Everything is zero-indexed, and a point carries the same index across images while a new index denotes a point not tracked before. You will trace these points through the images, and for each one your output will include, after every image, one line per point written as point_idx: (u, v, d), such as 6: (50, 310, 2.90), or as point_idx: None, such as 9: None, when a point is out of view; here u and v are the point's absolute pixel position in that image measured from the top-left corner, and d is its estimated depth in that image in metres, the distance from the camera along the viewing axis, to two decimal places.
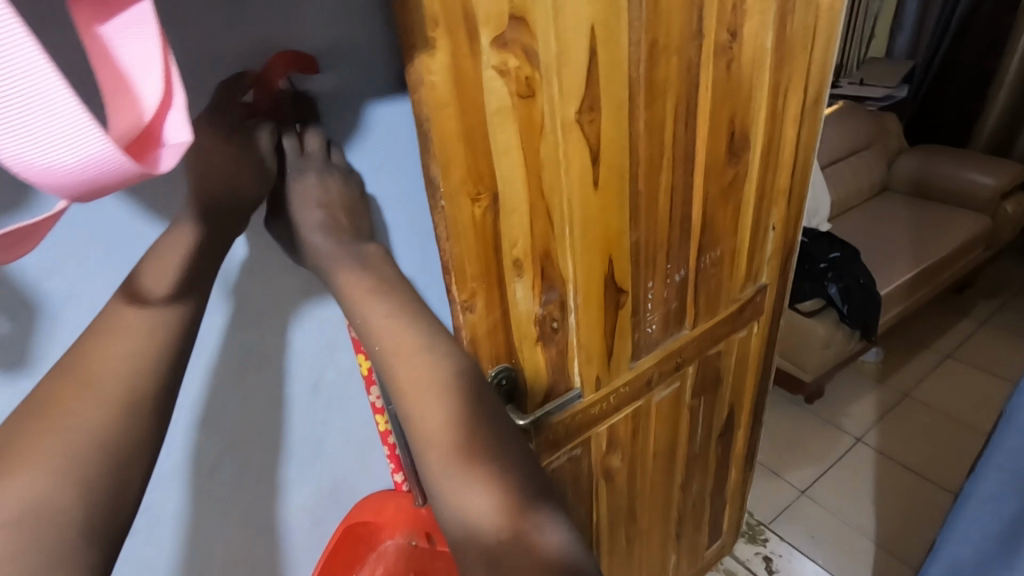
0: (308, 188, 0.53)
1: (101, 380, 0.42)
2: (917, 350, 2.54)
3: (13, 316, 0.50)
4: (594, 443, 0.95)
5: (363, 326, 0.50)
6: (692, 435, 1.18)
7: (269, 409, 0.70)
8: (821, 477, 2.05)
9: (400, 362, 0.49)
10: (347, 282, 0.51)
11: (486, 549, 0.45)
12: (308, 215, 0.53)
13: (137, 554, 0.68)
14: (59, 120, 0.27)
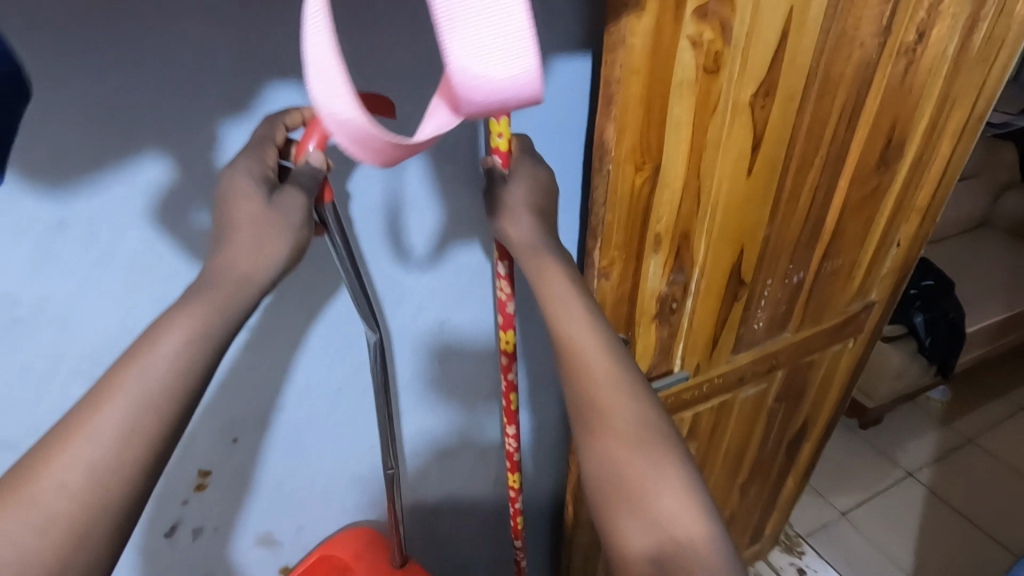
0: (515, 195, 0.51)
1: (51, 492, 0.31)
2: (987, 395, 2.43)
3: (205, 193, 0.51)
4: (677, 429, 0.96)
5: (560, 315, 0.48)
6: (764, 438, 1.17)
7: (391, 349, 0.72)
8: (865, 504, 2.01)
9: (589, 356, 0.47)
10: (545, 275, 0.50)
11: (656, 552, 0.42)
12: (517, 221, 0.51)
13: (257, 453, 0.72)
14: (502, 35, 0.29)
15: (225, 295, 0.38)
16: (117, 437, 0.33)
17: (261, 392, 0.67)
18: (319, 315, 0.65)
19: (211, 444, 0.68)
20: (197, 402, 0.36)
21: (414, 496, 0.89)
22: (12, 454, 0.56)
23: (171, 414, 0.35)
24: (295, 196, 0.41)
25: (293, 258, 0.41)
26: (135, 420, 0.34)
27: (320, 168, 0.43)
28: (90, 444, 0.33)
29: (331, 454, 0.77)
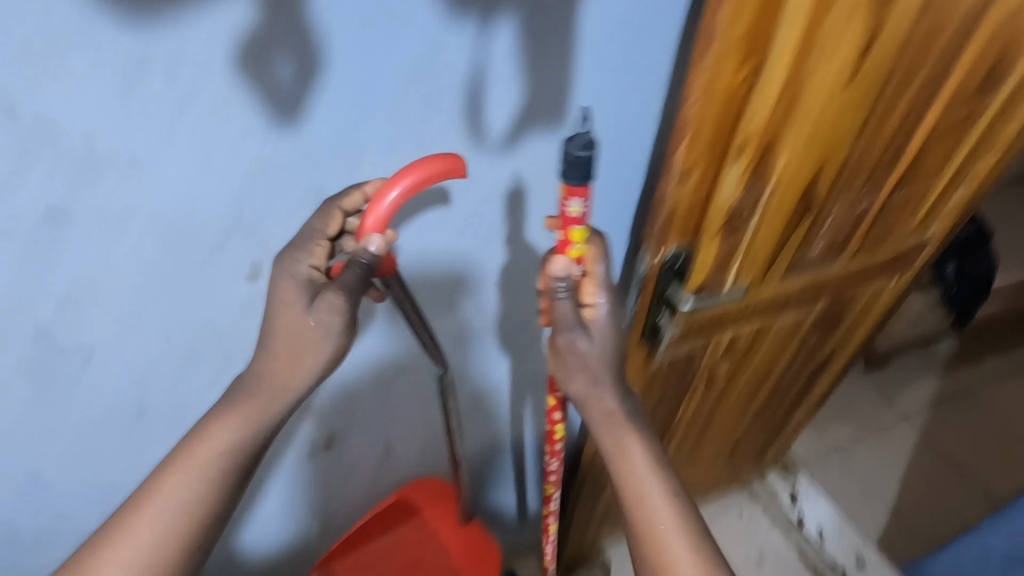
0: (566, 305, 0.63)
1: (124, 547, 0.53)
2: (995, 350, 2.45)
3: (296, 43, 0.49)
4: (714, 346, 0.96)
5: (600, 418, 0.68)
6: (790, 367, 1.18)
7: (452, 236, 0.70)
8: (856, 441, 2.08)
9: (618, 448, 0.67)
10: (597, 383, 0.67)
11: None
12: (568, 329, 0.64)
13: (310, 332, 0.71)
14: None
15: (261, 403, 0.57)
16: (177, 502, 0.54)
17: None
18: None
19: None
20: (242, 467, 0.57)
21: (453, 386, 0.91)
22: (86, 302, 0.56)
23: (219, 476, 0.56)
24: (331, 297, 0.53)
25: (332, 353, 0.56)
26: (190, 490, 0.55)
27: (378, 251, 0.53)
28: (162, 501, 0.54)
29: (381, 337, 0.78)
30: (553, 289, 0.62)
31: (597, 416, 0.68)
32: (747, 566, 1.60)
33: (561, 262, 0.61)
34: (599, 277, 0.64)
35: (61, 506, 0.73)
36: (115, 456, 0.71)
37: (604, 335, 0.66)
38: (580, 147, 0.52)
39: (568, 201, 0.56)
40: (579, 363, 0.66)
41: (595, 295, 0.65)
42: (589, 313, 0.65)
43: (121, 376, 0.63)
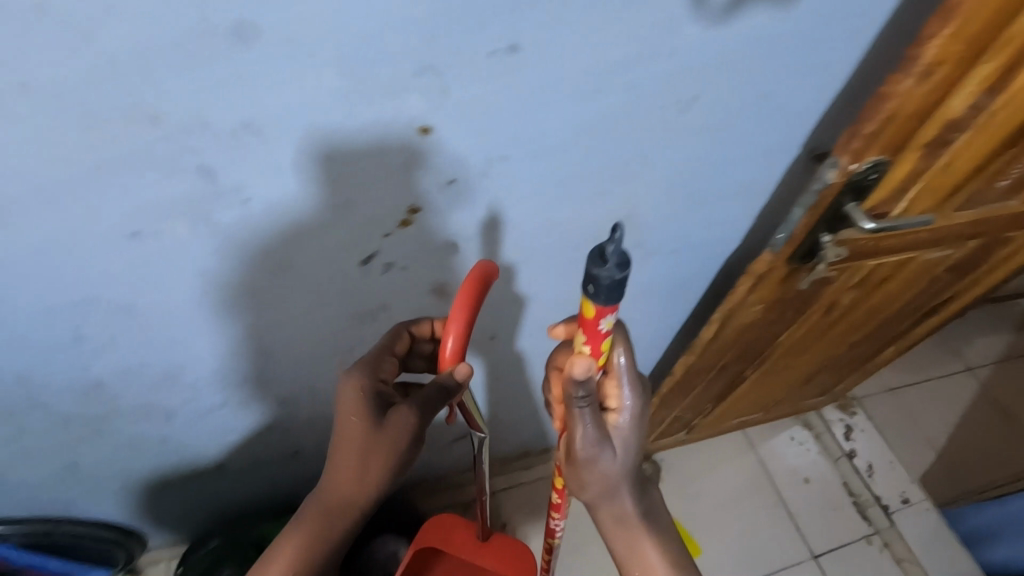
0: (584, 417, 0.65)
1: None
2: None
3: None
4: (849, 274, 0.88)
5: (609, 493, 0.72)
6: (906, 305, 1.11)
7: (627, 118, 0.61)
8: (913, 385, 1.98)
9: (620, 517, 0.74)
10: (602, 467, 0.70)
11: None
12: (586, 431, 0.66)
13: (454, 209, 0.66)
14: None
15: (352, 448, 0.65)
16: None
17: (490, 137, 0.58)
18: (581, 57, 0.54)
19: (429, 183, 0.61)
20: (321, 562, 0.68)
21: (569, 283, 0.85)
22: (251, 145, 0.52)
23: None
24: (399, 419, 0.64)
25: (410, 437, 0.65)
26: None
27: (461, 375, 0.61)
28: None
29: (520, 224, 0.71)
30: (574, 397, 0.62)
31: (608, 521, 0.75)
32: (792, 487, 1.62)
33: (583, 364, 0.59)
34: (624, 380, 0.69)
35: (193, 353, 0.74)
36: (247, 310, 0.70)
37: (627, 437, 0.71)
38: (617, 267, 0.47)
39: (598, 321, 0.54)
40: (597, 474, 0.70)
41: (619, 398, 0.70)
42: (613, 416, 0.70)
43: (272, 228, 0.60)
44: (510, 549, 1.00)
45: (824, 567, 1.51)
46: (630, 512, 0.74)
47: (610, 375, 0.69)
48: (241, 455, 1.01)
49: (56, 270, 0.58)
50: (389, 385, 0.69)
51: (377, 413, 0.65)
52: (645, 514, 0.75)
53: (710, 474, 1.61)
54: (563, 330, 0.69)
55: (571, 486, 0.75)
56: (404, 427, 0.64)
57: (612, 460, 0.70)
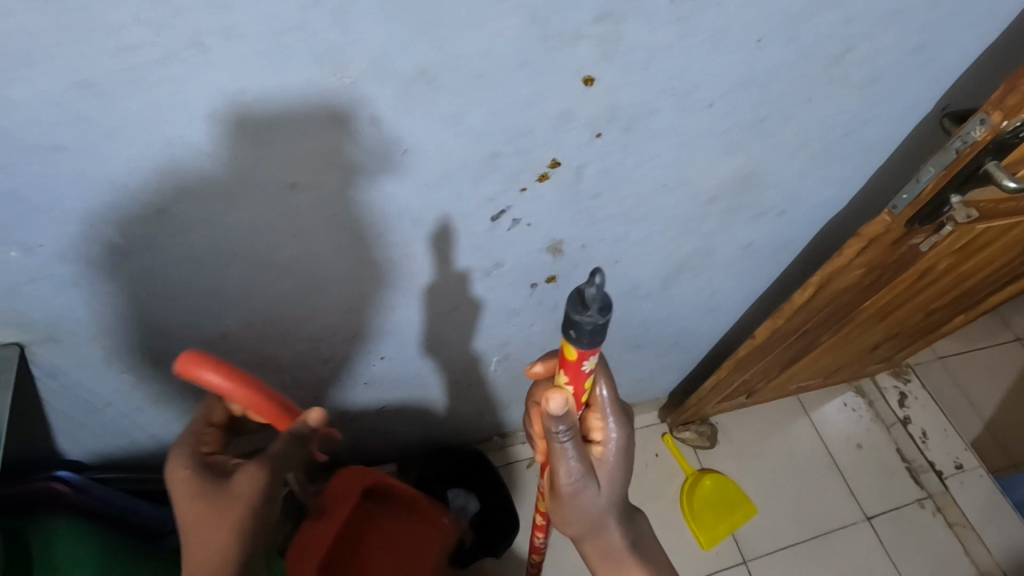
0: (567, 449, 0.62)
1: None
2: None
3: None
4: (958, 237, 0.85)
5: (595, 523, 0.70)
6: (995, 272, 1.09)
7: (782, 70, 0.60)
8: (965, 354, 1.90)
9: (605, 547, 0.71)
10: (583, 498, 0.67)
11: None
12: (570, 465, 0.63)
13: (588, 165, 0.65)
14: None
15: (203, 525, 0.61)
16: None
17: (644, 88, 0.57)
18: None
19: (578, 137, 0.61)
20: None
21: (675, 243, 0.84)
22: (425, 93, 0.52)
23: None
24: (239, 485, 0.63)
25: (258, 500, 0.63)
26: None
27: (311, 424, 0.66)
28: None
29: (648, 180, 0.70)
30: (555, 433, 0.60)
31: (594, 556, 0.73)
32: (846, 452, 1.63)
33: (559, 400, 0.58)
34: (608, 412, 0.68)
35: (312, 307, 0.77)
36: (373, 262, 0.72)
37: (613, 472, 0.69)
38: (599, 312, 0.48)
39: (582, 362, 0.54)
40: (581, 509, 0.68)
41: (603, 432, 0.69)
42: (598, 448, 0.69)
43: (421, 179, 0.61)
44: (344, 482, 1.03)
45: (877, 528, 1.53)
46: (618, 545, 0.71)
47: (592, 409, 0.68)
48: (331, 405, 1.05)
49: (216, 220, 0.59)
50: (221, 458, 0.68)
51: (216, 482, 0.64)
52: (634, 544, 0.72)
53: (765, 438, 1.63)
54: (540, 367, 0.69)
55: (555, 521, 0.72)
56: (250, 484, 0.63)
57: (597, 495, 0.67)
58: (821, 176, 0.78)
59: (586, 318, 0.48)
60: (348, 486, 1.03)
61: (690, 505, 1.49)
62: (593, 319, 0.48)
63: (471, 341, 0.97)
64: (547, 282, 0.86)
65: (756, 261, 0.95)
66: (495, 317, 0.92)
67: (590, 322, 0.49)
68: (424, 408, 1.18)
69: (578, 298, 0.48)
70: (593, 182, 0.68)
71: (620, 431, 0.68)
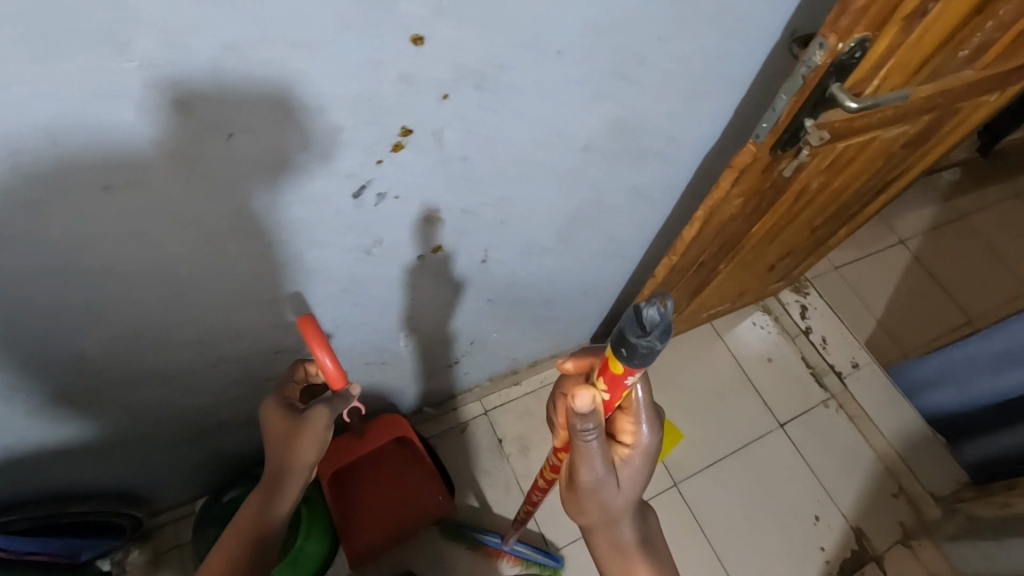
0: (590, 448, 0.62)
1: None
2: (1006, 169, 2.37)
3: None
4: (822, 158, 0.89)
5: (605, 514, 0.70)
6: (866, 181, 1.15)
7: (625, 12, 0.58)
8: (857, 261, 2.05)
9: (613, 539, 0.71)
10: (600, 493, 0.67)
11: None
12: (594, 465, 0.64)
13: (446, 127, 0.62)
14: None
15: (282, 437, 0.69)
16: None
17: (486, 41, 0.54)
18: None
19: (426, 100, 0.57)
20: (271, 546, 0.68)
21: (559, 197, 0.83)
22: (236, 67, 0.47)
23: None
24: (318, 410, 0.68)
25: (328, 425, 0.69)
26: None
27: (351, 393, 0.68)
28: None
29: (518, 136, 0.68)
30: (581, 431, 0.61)
31: (603, 546, 0.73)
32: (758, 367, 1.75)
33: (586, 396, 0.59)
34: (642, 417, 0.67)
35: (188, 312, 0.72)
36: (243, 257, 0.67)
37: (636, 474, 0.68)
38: (658, 337, 0.50)
39: (626, 376, 0.56)
40: (599, 503, 0.68)
41: (635, 433, 0.68)
42: (624, 450, 0.68)
43: (264, 161, 0.56)
44: (383, 425, 1.20)
45: (791, 434, 1.66)
46: (630, 540, 0.71)
47: (625, 412, 0.68)
48: (239, 408, 1.00)
49: (29, 237, 0.53)
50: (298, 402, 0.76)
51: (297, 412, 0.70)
52: (644, 542, 0.72)
53: (688, 367, 1.72)
54: (572, 364, 0.69)
55: (569, 508, 0.73)
56: (322, 418, 0.68)
57: (616, 493, 0.67)
58: (693, 115, 0.79)
59: (646, 343, 0.51)
60: (387, 427, 1.19)
61: None
62: (650, 344, 0.51)
63: (379, 320, 0.95)
64: (437, 251, 0.84)
65: (647, 204, 0.96)
66: (400, 294, 0.90)
67: (650, 345, 0.51)
68: None
69: (639, 319, 0.51)
70: (452, 145, 0.65)
71: (657, 443, 0.68)
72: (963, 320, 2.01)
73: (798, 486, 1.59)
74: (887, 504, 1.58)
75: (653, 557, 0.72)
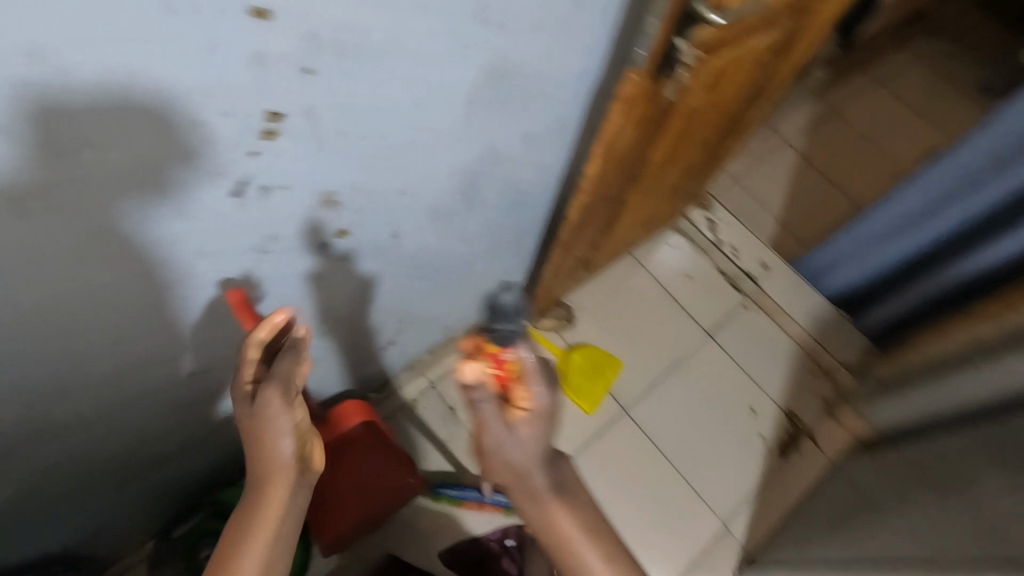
0: (483, 411, 0.74)
1: None
2: (867, 59, 2.55)
3: None
4: (699, 76, 0.92)
5: (511, 463, 0.75)
6: (744, 91, 1.20)
7: None
8: (751, 169, 2.17)
9: (521, 483, 0.75)
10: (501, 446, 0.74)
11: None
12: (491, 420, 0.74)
13: (316, 104, 0.58)
14: None
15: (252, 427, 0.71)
16: None
17: (337, 5, 0.50)
18: None
19: (282, 77, 0.53)
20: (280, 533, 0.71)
21: (455, 155, 0.81)
22: (51, 74, 0.41)
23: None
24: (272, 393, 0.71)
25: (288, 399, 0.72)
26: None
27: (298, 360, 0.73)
28: None
29: (396, 102, 0.65)
30: (473, 399, 0.75)
31: (518, 494, 0.77)
32: (680, 286, 1.85)
33: (470, 369, 0.74)
34: (530, 382, 0.74)
35: (77, 354, 0.65)
36: (124, 283, 0.61)
37: (533, 429, 0.75)
38: None
39: None
40: (503, 459, 0.75)
41: (530, 396, 0.74)
42: (521, 412, 0.74)
43: (109, 175, 0.50)
44: (350, 410, 1.20)
45: (719, 340, 1.78)
46: (541, 482, 0.75)
47: (517, 380, 0.75)
48: (167, 439, 0.94)
49: None
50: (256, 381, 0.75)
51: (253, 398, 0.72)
52: (556, 481, 0.76)
53: (616, 299, 1.79)
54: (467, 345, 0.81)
55: (486, 471, 0.80)
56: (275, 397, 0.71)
57: (517, 449, 0.75)
58: (570, 52, 0.79)
59: None
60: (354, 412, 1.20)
61: (567, 380, 1.63)
62: None
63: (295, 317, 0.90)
64: (341, 237, 0.80)
65: (544, 149, 0.96)
66: (312, 287, 0.86)
67: None
68: None
69: None
70: (329, 123, 0.61)
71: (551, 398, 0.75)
72: (849, 204, 2.18)
73: (732, 385, 1.71)
74: (809, 383, 1.75)
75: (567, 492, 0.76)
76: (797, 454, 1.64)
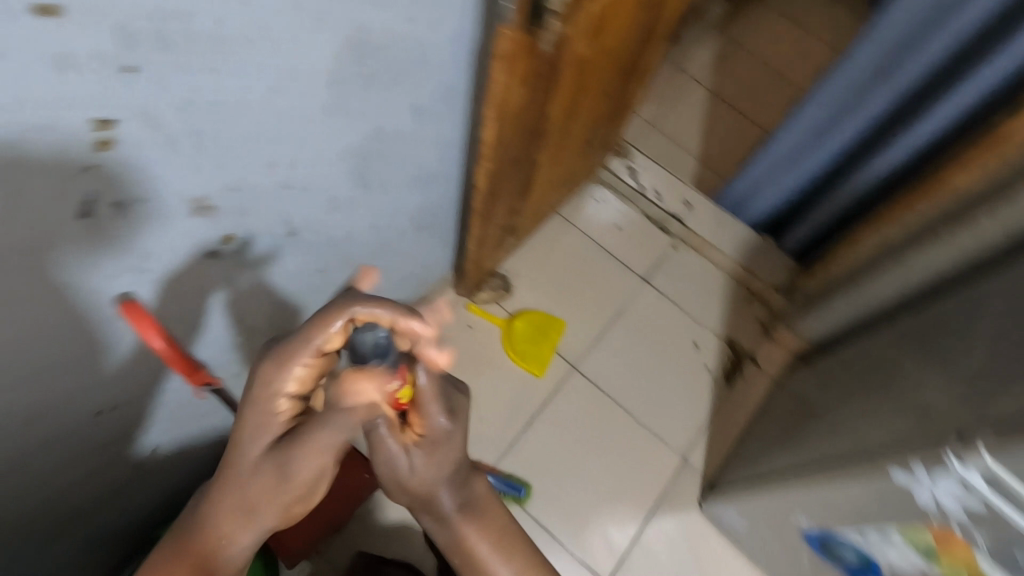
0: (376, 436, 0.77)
1: None
2: None
3: None
4: (577, 22, 0.91)
5: (406, 483, 0.82)
6: (633, 33, 1.20)
7: None
8: (664, 111, 2.20)
9: (425, 502, 0.85)
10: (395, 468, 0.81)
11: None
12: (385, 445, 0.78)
13: (152, 105, 0.53)
14: None
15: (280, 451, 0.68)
16: None
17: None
18: None
19: (97, 81, 0.48)
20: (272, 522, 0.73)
21: (336, 139, 0.78)
22: None
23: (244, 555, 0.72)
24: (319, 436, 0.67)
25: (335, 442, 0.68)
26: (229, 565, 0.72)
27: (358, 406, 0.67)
28: None
29: (249, 91, 0.61)
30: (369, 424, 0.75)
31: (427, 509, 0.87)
32: (610, 236, 1.87)
33: None
34: (427, 414, 0.77)
35: None
36: None
37: (425, 457, 0.80)
38: (376, 357, 0.68)
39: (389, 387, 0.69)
40: (396, 475, 0.82)
41: (427, 425, 0.79)
42: (415, 438, 0.79)
43: None
44: None
45: (654, 284, 1.81)
46: (449, 506, 0.86)
47: (415, 410, 0.77)
48: (88, 484, 0.89)
49: None
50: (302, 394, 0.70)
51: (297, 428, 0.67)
52: (464, 505, 0.87)
53: (549, 260, 1.79)
54: None
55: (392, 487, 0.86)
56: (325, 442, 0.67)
57: (410, 471, 0.81)
58: (435, 16, 0.75)
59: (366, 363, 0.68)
60: None
61: (513, 347, 1.64)
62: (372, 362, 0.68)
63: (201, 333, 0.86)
64: (227, 243, 0.76)
65: (433, 120, 0.93)
66: (210, 300, 0.81)
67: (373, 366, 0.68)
68: (208, 421, 1.06)
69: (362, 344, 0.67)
70: (175, 122, 0.56)
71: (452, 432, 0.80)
72: (760, 132, 2.25)
73: (672, 325, 1.76)
74: (744, 309, 1.82)
75: (472, 515, 0.88)
76: (740, 377, 1.72)
